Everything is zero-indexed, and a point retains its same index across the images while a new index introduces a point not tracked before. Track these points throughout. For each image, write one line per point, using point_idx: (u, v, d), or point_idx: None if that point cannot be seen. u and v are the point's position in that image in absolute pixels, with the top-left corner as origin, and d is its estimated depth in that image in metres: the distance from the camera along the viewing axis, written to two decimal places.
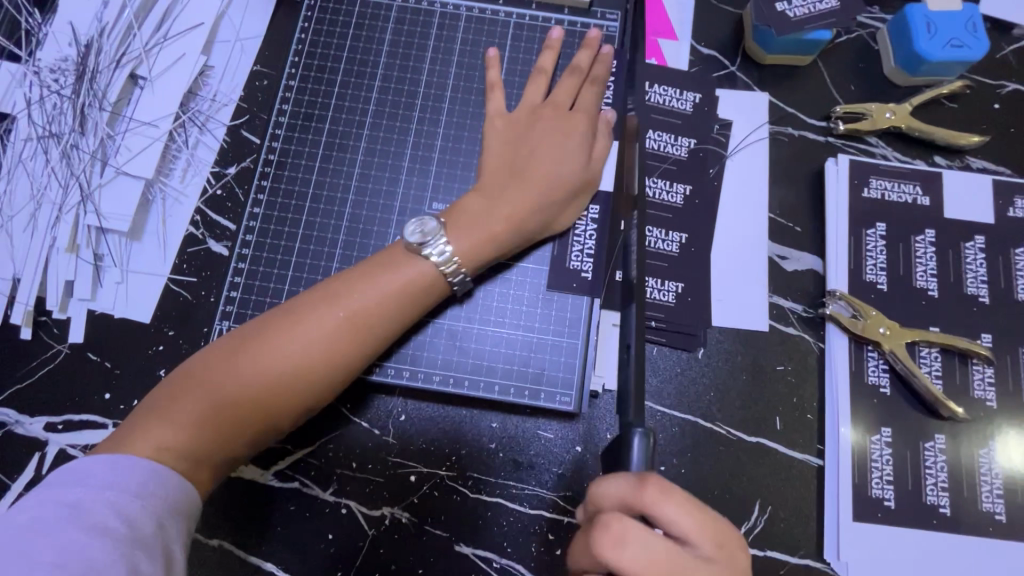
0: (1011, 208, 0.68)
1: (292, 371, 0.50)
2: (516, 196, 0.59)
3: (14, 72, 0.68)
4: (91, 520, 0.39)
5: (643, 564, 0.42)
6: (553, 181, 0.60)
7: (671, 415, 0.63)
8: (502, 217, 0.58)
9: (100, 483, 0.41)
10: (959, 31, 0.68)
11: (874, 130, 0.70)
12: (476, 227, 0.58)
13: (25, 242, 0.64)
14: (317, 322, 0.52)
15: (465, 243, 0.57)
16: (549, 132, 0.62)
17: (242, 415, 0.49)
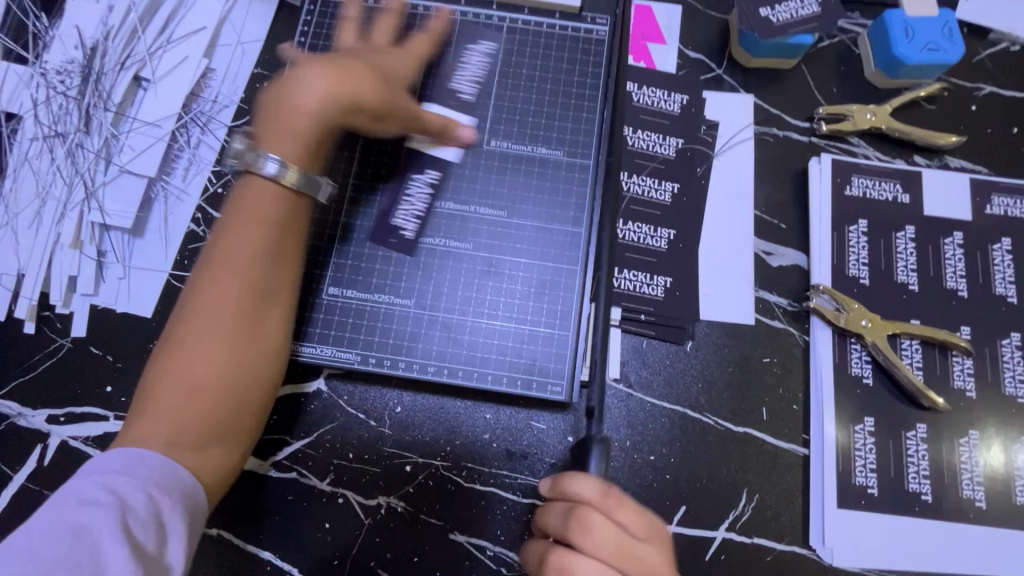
0: (988, 205, 0.70)
1: (238, 326, 0.51)
2: (330, 79, 0.56)
3: (21, 73, 0.69)
4: (87, 496, 0.41)
5: (607, 551, 0.48)
6: (369, 81, 0.58)
7: (660, 406, 0.64)
8: (314, 101, 0.54)
9: (94, 468, 0.43)
10: (935, 35, 0.71)
11: (855, 130, 0.72)
12: (293, 112, 0.54)
13: (30, 239, 0.66)
14: (221, 276, 0.51)
15: (287, 149, 0.54)
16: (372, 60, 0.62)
17: (207, 381, 0.49)
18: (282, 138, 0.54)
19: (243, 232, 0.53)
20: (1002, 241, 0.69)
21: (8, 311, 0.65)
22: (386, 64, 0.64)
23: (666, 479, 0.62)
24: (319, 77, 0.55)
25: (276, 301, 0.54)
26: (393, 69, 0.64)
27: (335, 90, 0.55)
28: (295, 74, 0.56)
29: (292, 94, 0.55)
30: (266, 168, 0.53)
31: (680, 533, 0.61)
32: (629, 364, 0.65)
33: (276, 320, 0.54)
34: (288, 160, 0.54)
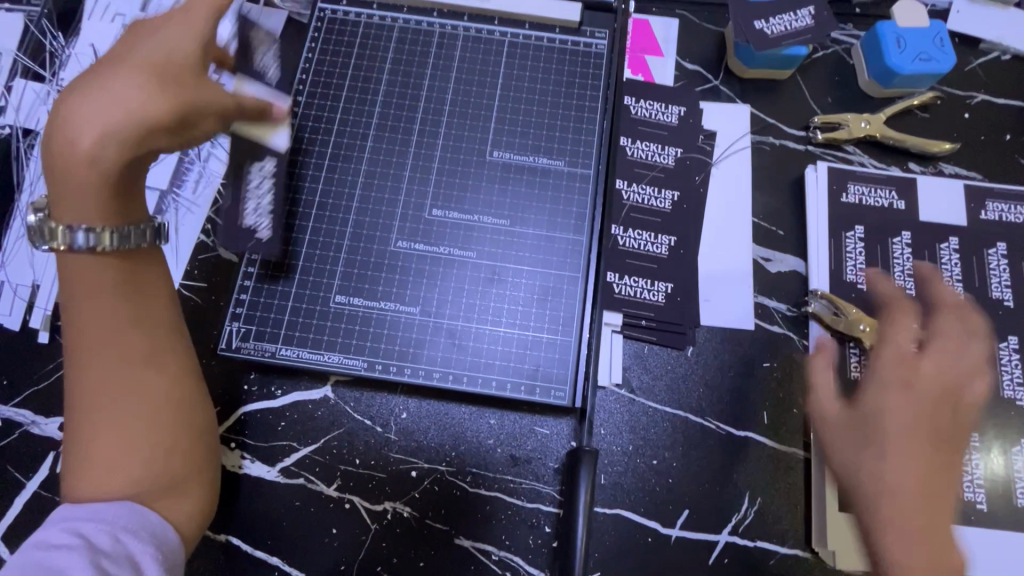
0: (983, 210, 0.71)
1: (133, 372, 0.49)
2: (98, 104, 0.45)
3: (37, 91, 0.72)
4: (57, 540, 0.42)
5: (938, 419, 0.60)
6: (150, 88, 0.46)
7: (662, 410, 0.65)
8: (87, 138, 0.45)
9: (54, 522, 0.44)
10: (926, 45, 0.72)
11: (850, 138, 0.74)
12: (73, 167, 0.45)
13: (45, 251, 0.68)
14: (99, 337, 0.49)
15: (91, 208, 0.47)
16: (139, 55, 0.48)
17: (127, 436, 0.48)
18: (75, 203, 0.47)
19: (107, 288, 0.50)
20: (997, 246, 0.70)
21: (22, 321, 0.66)
22: (157, 55, 0.48)
23: (668, 482, 0.63)
24: (84, 120, 0.45)
25: (168, 345, 0.52)
26: (173, 61, 0.48)
27: (106, 132, 0.45)
28: (57, 119, 0.46)
29: (64, 139, 0.45)
30: (76, 238, 0.47)
31: (683, 537, 0.61)
32: (630, 369, 0.66)
33: (172, 360, 0.52)
34: (98, 219, 0.47)
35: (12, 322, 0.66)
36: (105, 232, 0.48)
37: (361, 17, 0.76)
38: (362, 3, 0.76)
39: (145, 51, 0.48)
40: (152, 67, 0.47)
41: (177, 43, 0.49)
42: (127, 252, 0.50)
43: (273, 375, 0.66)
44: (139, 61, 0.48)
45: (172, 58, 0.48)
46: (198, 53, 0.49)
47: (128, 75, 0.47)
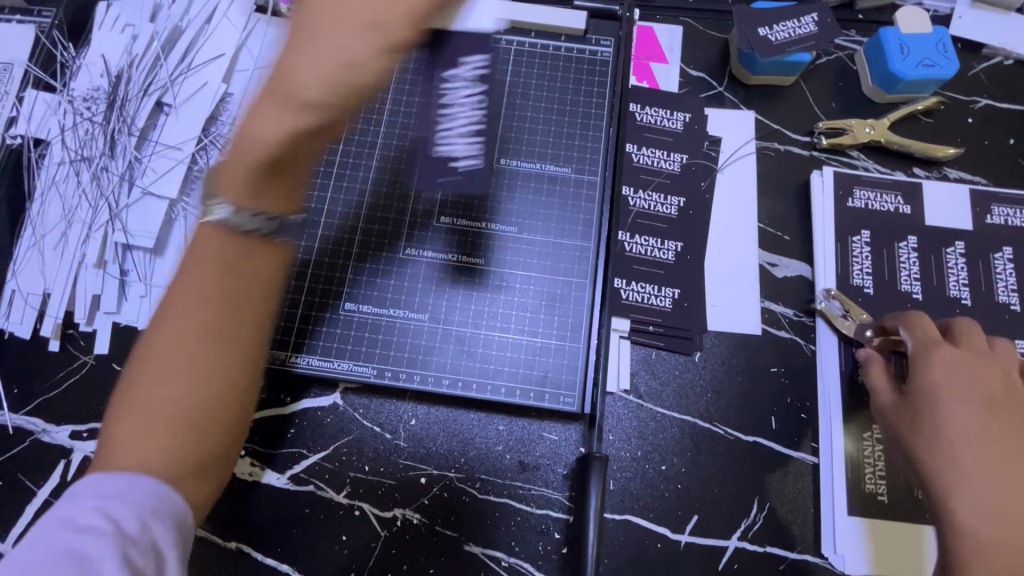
0: (988, 215, 0.72)
1: (201, 354, 0.43)
2: (300, 68, 0.40)
3: (49, 101, 0.72)
4: (79, 520, 0.39)
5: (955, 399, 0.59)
6: (307, 53, 0.40)
7: (670, 415, 0.65)
8: (264, 125, 0.41)
9: (79, 498, 0.40)
10: (930, 51, 0.73)
11: (855, 143, 0.74)
12: (237, 155, 0.42)
13: (56, 260, 0.68)
14: (184, 302, 0.43)
15: (237, 183, 0.43)
16: (303, 26, 0.41)
17: (174, 414, 0.42)
18: (227, 185, 0.43)
19: (216, 260, 0.44)
20: (1003, 250, 0.70)
21: (34, 330, 0.67)
22: (320, 22, 0.40)
23: (678, 488, 0.63)
24: (268, 102, 0.42)
25: (248, 333, 0.45)
26: (333, 32, 0.40)
27: (258, 136, 0.41)
28: (249, 108, 0.43)
29: (249, 124, 0.42)
30: (219, 213, 0.43)
31: (692, 543, 0.61)
32: (639, 374, 0.67)
33: (242, 353, 0.45)
34: (241, 201, 0.43)
35: (24, 330, 0.66)
36: (241, 213, 0.43)
37: None
38: None
39: (357, 1, 0.40)
40: (309, 39, 0.40)
41: (346, 4, 0.40)
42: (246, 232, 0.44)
43: (281, 382, 0.66)
44: (305, 27, 0.41)
45: (338, 25, 0.40)
46: (375, 18, 0.40)
47: (310, 49, 0.40)
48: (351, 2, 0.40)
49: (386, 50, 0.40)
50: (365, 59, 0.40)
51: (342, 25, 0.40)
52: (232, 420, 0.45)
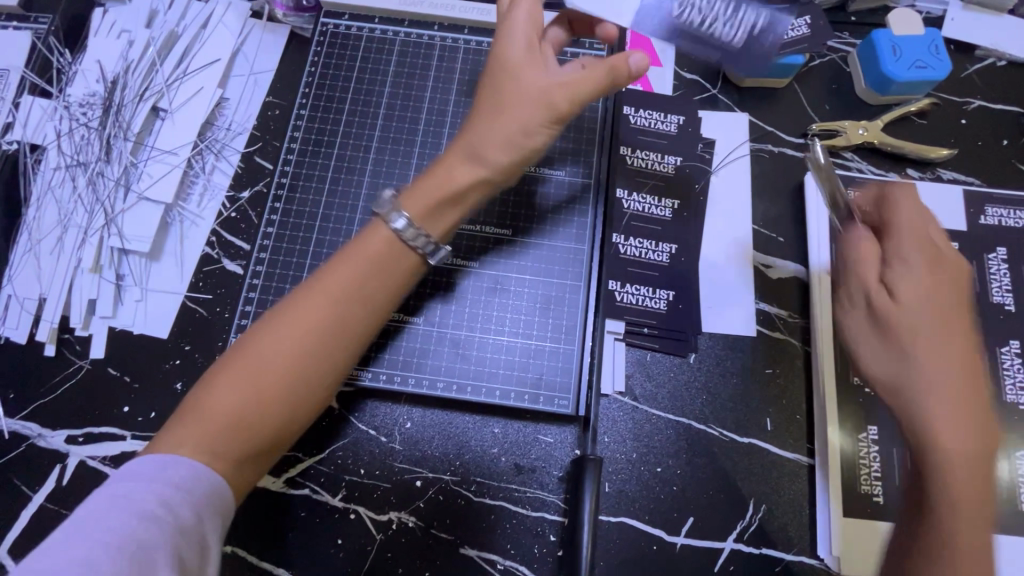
0: (982, 215, 0.72)
1: (299, 352, 0.51)
2: (500, 139, 0.56)
3: (45, 107, 0.73)
4: (139, 508, 0.43)
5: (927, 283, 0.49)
6: (512, 140, 0.56)
7: (665, 418, 0.65)
8: (465, 181, 0.57)
9: (148, 477, 0.45)
10: (923, 53, 0.73)
11: (848, 145, 0.75)
12: (431, 187, 0.56)
13: (52, 265, 0.68)
14: (306, 303, 0.53)
15: (419, 206, 0.55)
16: (502, 92, 0.57)
17: (255, 399, 0.50)
18: (411, 204, 0.56)
19: (346, 272, 0.54)
20: (997, 250, 0.70)
21: (29, 335, 0.67)
22: (514, 94, 0.56)
23: (673, 490, 0.63)
24: (465, 146, 0.57)
25: (343, 345, 0.54)
26: (525, 107, 0.56)
27: (458, 179, 0.57)
28: (445, 158, 0.58)
29: (445, 175, 0.57)
30: (394, 222, 0.55)
31: (689, 545, 0.61)
32: (634, 376, 0.67)
33: (337, 359, 0.53)
34: (416, 221, 0.56)
35: (19, 335, 0.66)
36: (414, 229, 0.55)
37: (362, 31, 0.77)
38: (365, 18, 0.77)
39: (537, 80, 0.57)
40: (502, 109, 0.56)
41: (530, 84, 0.57)
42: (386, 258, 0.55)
43: None
44: (502, 95, 0.57)
45: (529, 101, 0.56)
46: (550, 100, 0.56)
47: (504, 123, 0.56)
48: (538, 79, 0.57)
49: (554, 121, 0.57)
50: (542, 131, 0.57)
51: (530, 100, 0.56)
52: (299, 418, 0.52)
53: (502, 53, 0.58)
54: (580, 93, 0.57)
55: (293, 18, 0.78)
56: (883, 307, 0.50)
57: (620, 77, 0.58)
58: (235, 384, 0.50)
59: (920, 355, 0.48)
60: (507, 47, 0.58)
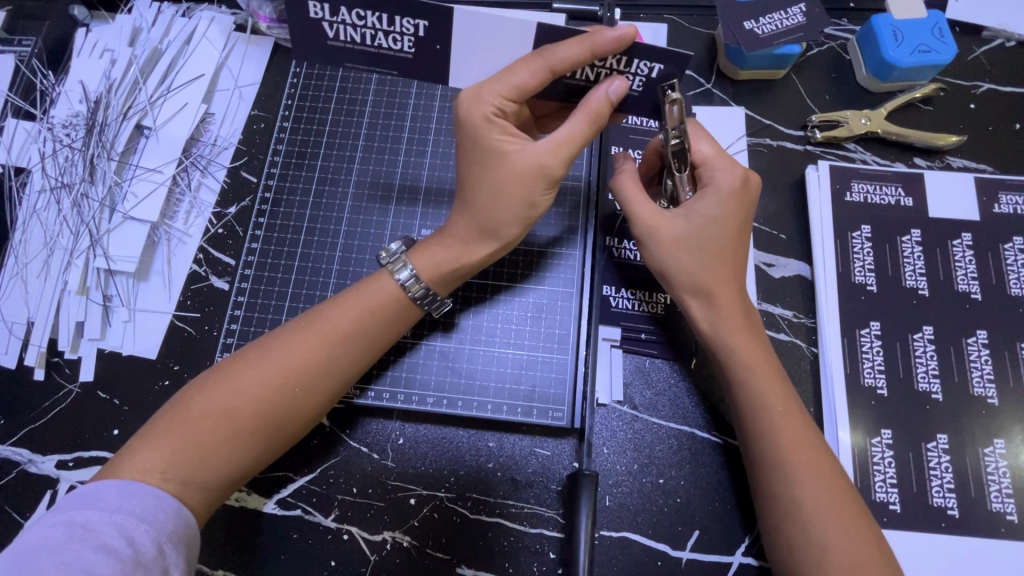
0: (995, 204, 0.68)
1: (277, 387, 0.52)
2: (500, 214, 0.56)
3: (29, 129, 0.73)
4: (99, 541, 0.42)
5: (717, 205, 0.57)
6: (515, 214, 0.56)
7: (666, 426, 0.63)
8: (473, 252, 0.58)
9: (111, 506, 0.44)
10: (926, 36, 0.69)
11: (851, 136, 0.72)
12: (436, 254, 0.58)
13: (39, 288, 0.68)
14: (297, 341, 0.53)
15: (429, 268, 0.58)
16: (491, 174, 0.55)
17: (225, 431, 0.50)
18: (419, 264, 0.58)
19: (341, 316, 0.55)
20: (1013, 240, 0.67)
21: (18, 359, 0.66)
22: (507, 174, 0.54)
23: (677, 502, 0.60)
24: (469, 222, 0.57)
25: (324, 386, 0.54)
26: (520, 184, 0.54)
27: (470, 254, 0.58)
28: (449, 218, 0.59)
29: (451, 240, 0.58)
30: (400, 275, 0.57)
31: (694, 560, 0.59)
32: (633, 385, 0.64)
33: (316, 400, 0.54)
34: (423, 277, 0.57)
35: (8, 360, 0.66)
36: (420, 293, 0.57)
37: None
38: None
39: (527, 154, 0.54)
40: (495, 187, 0.55)
41: (521, 161, 0.54)
42: (399, 314, 0.57)
43: None
44: (490, 173, 0.55)
45: (523, 178, 0.54)
46: (543, 169, 0.54)
47: (503, 202, 0.55)
48: (528, 153, 0.54)
49: (553, 185, 0.56)
50: (545, 199, 0.56)
51: (523, 176, 0.54)
52: (265, 455, 0.53)
53: (479, 135, 0.54)
54: (571, 152, 0.54)
55: (276, 30, 0.77)
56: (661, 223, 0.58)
57: (603, 117, 0.53)
58: (208, 412, 0.50)
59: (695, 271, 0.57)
60: (485, 132, 0.54)
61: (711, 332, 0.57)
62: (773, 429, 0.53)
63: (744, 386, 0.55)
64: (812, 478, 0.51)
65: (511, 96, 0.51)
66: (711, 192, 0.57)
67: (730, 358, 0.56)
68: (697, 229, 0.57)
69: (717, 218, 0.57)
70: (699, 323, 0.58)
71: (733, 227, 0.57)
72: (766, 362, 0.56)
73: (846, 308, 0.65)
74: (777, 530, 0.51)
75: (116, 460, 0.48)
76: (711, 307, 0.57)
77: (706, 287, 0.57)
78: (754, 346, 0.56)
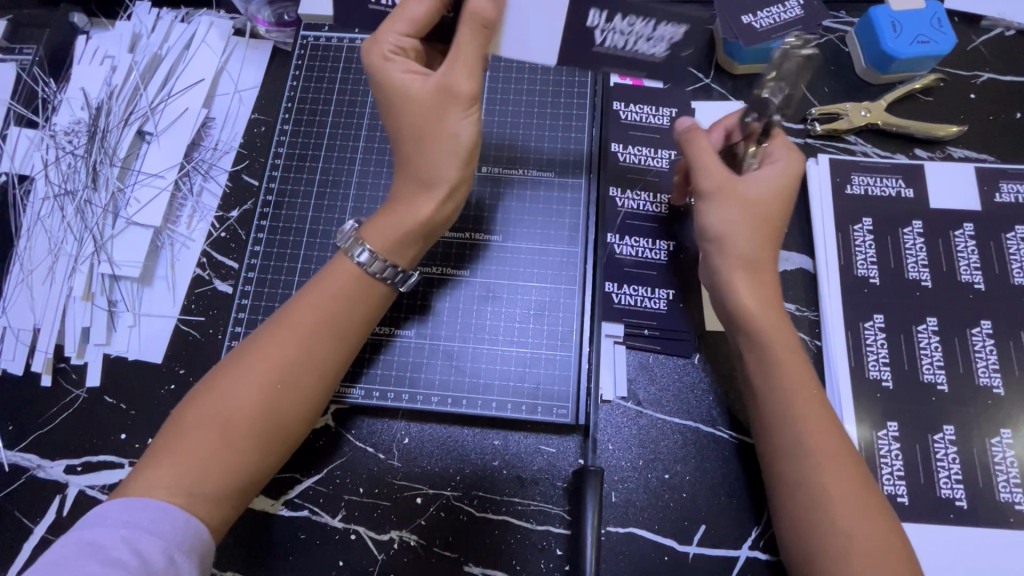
0: (998, 193, 0.68)
1: (265, 388, 0.52)
2: (424, 151, 0.54)
3: (32, 137, 0.74)
4: (106, 555, 0.43)
5: (776, 180, 0.58)
6: (441, 149, 0.54)
7: (670, 421, 0.63)
8: (416, 206, 0.55)
9: (116, 522, 0.45)
10: (925, 27, 0.69)
11: (851, 128, 0.71)
12: (381, 222, 0.56)
13: (45, 294, 0.68)
14: (272, 338, 0.53)
15: (375, 233, 0.56)
16: (409, 115, 0.54)
17: (219, 437, 0.50)
18: (373, 240, 0.56)
19: (310, 306, 0.55)
20: (1016, 229, 0.66)
21: (26, 365, 0.67)
22: (420, 109, 0.53)
23: (682, 497, 0.60)
24: (404, 178, 0.56)
25: (309, 379, 0.54)
26: (433, 114, 0.53)
27: (414, 212, 0.55)
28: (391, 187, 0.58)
29: (397, 203, 0.56)
30: (357, 255, 0.56)
31: (701, 554, 0.59)
32: (636, 380, 0.64)
33: (305, 394, 0.53)
34: (379, 252, 0.56)
35: (16, 367, 0.66)
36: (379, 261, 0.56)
37: (343, 42, 0.76)
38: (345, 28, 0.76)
39: (432, 82, 0.53)
40: (410, 123, 0.54)
41: (427, 91, 0.53)
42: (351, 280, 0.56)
43: None
44: (399, 110, 0.54)
45: (433, 106, 0.53)
46: (451, 91, 0.53)
47: (429, 141, 0.54)
48: (431, 82, 0.53)
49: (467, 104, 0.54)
50: (466, 123, 0.54)
51: (433, 105, 0.53)
52: (268, 455, 0.52)
53: (384, 78, 0.54)
54: (473, 66, 0.53)
55: (275, 33, 0.78)
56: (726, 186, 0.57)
57: (490, 18, 0.51)
58: (202, 422, 0.50)
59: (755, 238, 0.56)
60: (386, 70, 0.54)
61: (760, 307, 0.55)
62: (804, 442, 0.52)
63: (770, 385, 0.54)
64: (846, 496, 0.50)
65: (405, 31, 0.53)
66: (772, 169, 0.58)
67: (770, 366, 0.55)
68: (756, 197, 0.57)
69: (777, 193, 0.58)
70: (745, 299, 0.56)
71: (780, 211, 0.58)
72: (800, 362, 0.55)
73: (849, 301, 0.65)
74: (793, 523, 0.52)
75: (125, 481, 0.48)
76: (758, 280, 0.56)
77: (759, 259, 0.56)
78: (790, 338, 0.55)
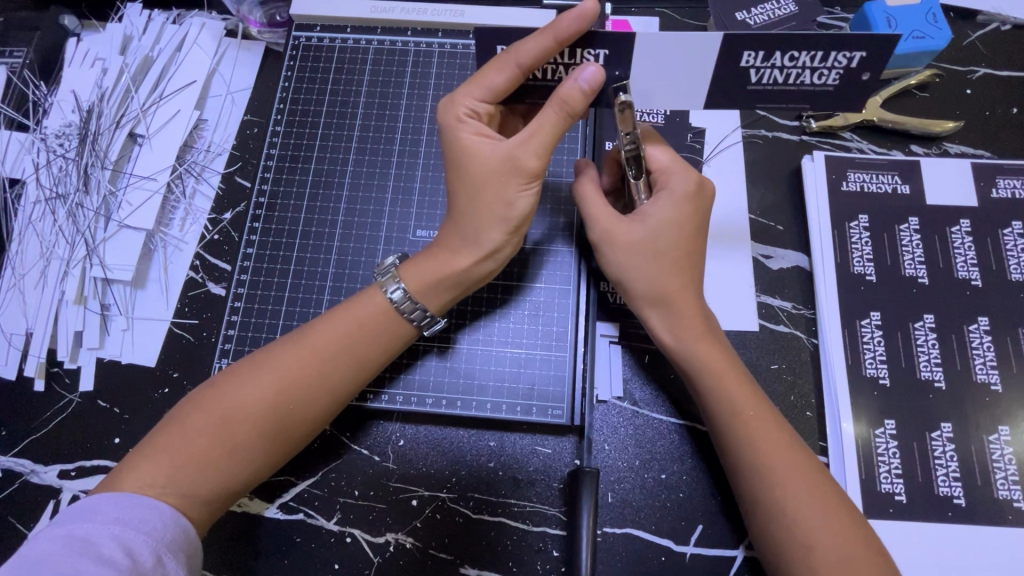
0: (994, 188, 0.68)
1: (271, 403, 0.51)
2: (481, 212, 0.54)
3: (22, 141, 0.73)
4: (98, 553, 0.42)
5: (671, 207, 0.57)
6: (493, 212, 0.54)
7: (666, 420, 0.62)
8: (464, 261, 0.56)
9: (107, 519, 0.45)
10: (921, 23, 0.69)
11: (846, 125, 0.71)
12: (423, 267, 0.56)
13: (37, 298, 0.68)
14: (286, 354, 0.53)
15: (417, 279, 0.56)
16: (469, 173, 0.54)
17: (221, 446, 0.49)
18: (410, 279, 0.56)
19: (329, 329, 0.54)
20: (1012, 225, 0.66)
21: (18, 370, 0.66)
22: (480, 168, 0.54)
23: (679, 497, 0.60)
24: (453, 233, 0.56)
25: (319, 399, 0.53)
26: (491, 176, 0.54)
27: (459, 264, 0.56)
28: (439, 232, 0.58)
29: (445, 254, 0.56)
30: (390, 292, 0.56)
31: (698, 555, 0.58)
32: (632, 380, 0.64)
33: (312, 413, 0.53)
34: (414, 294, 0.56)
35: (8, 372, 0.66)
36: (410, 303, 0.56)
37: (335, 42, 0.76)
38: (338, 28, 0.76)
39: (498, 148, 0.53)
40: (470, 179, 0.54)
41: (493, 155, 0.53)
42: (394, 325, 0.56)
43: None
44: (464, 166, 0.54)
45: (494, 172, 0.53)
46: (514, 161, 0.53)
47: (484, 199, 0.54)
48: (498, 147, 0.53)
49: (526, 180, 0.53)
50: (524, 195, 0.54)
51: (496, 172, 0.53)
52: (263, 468, 0.52)
53: (452, 135, 0.55)
54: (545, 144, 0.53)
55: (268, 34, 0.78)
56: (609, 228, 0.58)
57: (574, 107, 0.50)
58: (205, 429, 0.50)
59: (656, 277, 0.57)
60: (456, 130, 0.54)
61: (675, 342, 0.57)
62: (766, 462, 0.51)
63: (722, 407, 0.54)
64: (817, 517, 0.49)
65: (484, 96, 0.52)
66: (665, 195, 0.57)
67: (713, 400, 0.54)
68: (650, 232, 0.57)
69: (670, 223, 0.57)
70: (663, 336, 0.58)
71: (689, 236, 0.57)
72: (746, 389, 0.55)
73: (845, 299, 0.65)
74: (761, 532, 0.51)
75: (111, 477, 0.48)
76: (669, 316, 0.57)
77: (663, 294, 0.57)
78: (725, 365, 0.55)
